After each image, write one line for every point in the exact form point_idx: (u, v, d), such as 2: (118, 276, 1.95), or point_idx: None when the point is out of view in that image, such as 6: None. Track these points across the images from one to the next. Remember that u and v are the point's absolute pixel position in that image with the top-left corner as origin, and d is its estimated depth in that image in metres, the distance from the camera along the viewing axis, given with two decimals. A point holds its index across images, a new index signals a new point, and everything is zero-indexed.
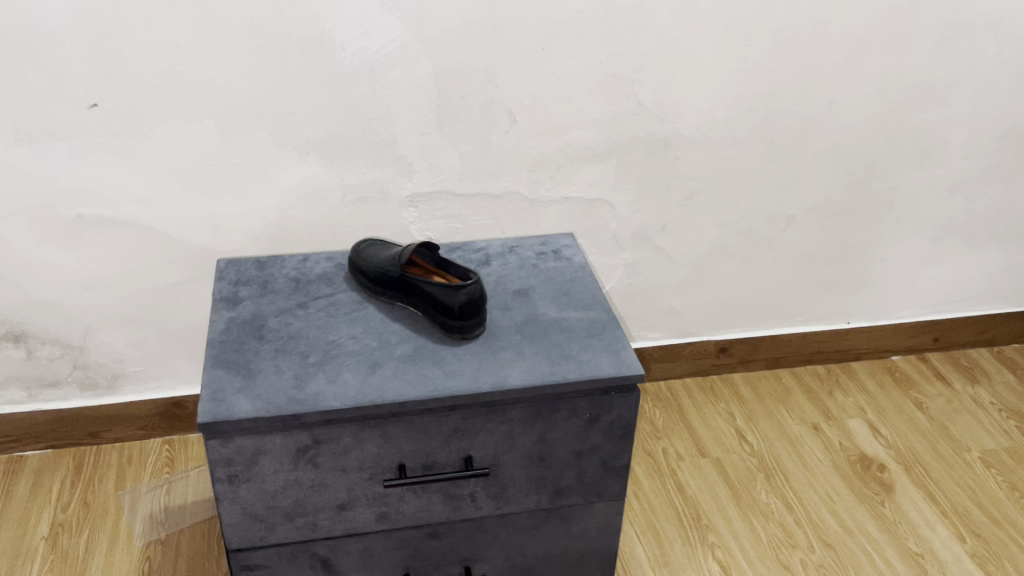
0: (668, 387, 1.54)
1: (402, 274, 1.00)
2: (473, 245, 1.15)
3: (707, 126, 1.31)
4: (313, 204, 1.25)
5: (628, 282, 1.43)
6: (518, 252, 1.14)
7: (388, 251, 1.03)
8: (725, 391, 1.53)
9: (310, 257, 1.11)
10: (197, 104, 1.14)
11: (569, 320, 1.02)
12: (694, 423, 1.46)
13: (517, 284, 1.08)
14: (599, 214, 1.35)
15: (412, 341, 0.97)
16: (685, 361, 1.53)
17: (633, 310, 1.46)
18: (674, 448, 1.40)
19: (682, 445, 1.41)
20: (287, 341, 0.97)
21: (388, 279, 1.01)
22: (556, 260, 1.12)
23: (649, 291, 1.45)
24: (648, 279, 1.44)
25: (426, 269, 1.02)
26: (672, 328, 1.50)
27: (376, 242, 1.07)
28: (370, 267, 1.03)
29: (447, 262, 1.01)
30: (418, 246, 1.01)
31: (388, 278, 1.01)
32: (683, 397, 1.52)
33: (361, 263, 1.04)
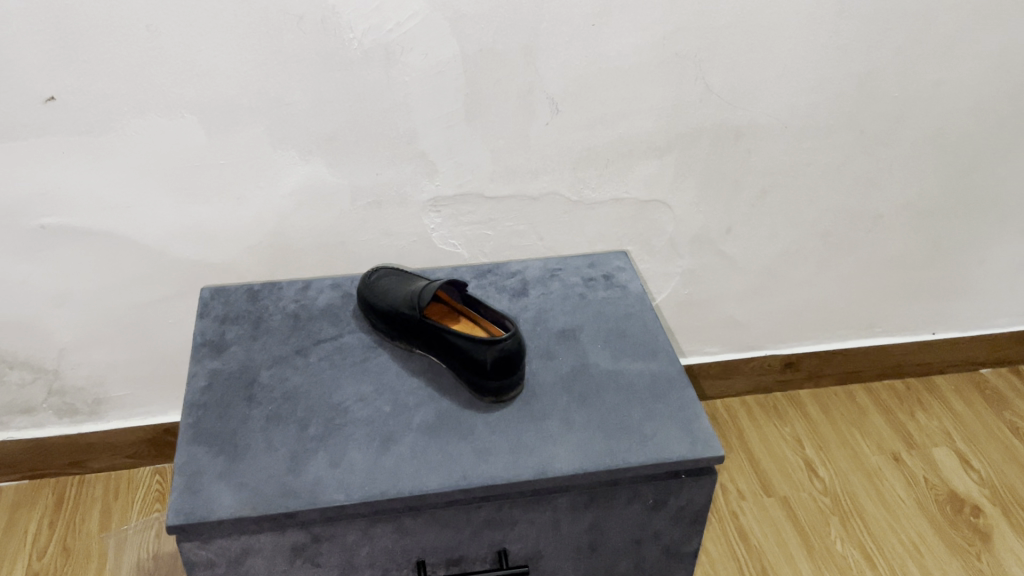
0: (725, 406, 1.36)
1: (422, 318, 0.81)
2: (508, 270, 0.95)
3: (787, 115, 1.09)
4: (318, 208, 1.06)
5: (685, 292, 1.23)
6: (561, 278, 0.94)
7: (405, 288, 0.85)
8: (791, 411, 1.35)
9: (312, 285, 0.93)
10: (176, 95, 0.94)
11: (626, 374, 0.83)
12: (755, 453, 1.28)
13: (562, 322, 0.88)
14: (654, 217, 1.15)
15: (433, 403, 0.79)
16: (746, 377, 1.34)
17: (689, 322, 1.27)
18: (734, 485, 1.23)
19: (743, 481, 1.23)
20: (281, 404, 0.79)
21: (406, 324, 0.83)
22: (608, 289, 0.93)
23: (708, 301, 1.25)
24: (708, 289, 1.24)
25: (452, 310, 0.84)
26: (734, 342, 1.31)
27: (392, 273, 0.88)
28: (383, 309, 0.84)
29: (477, 301, 0.83)
30: (439, 282, 0.82)
31: (406, 324, 0.83)
32: (743, 418, 1.33)
33: (372, 302, 0.86)
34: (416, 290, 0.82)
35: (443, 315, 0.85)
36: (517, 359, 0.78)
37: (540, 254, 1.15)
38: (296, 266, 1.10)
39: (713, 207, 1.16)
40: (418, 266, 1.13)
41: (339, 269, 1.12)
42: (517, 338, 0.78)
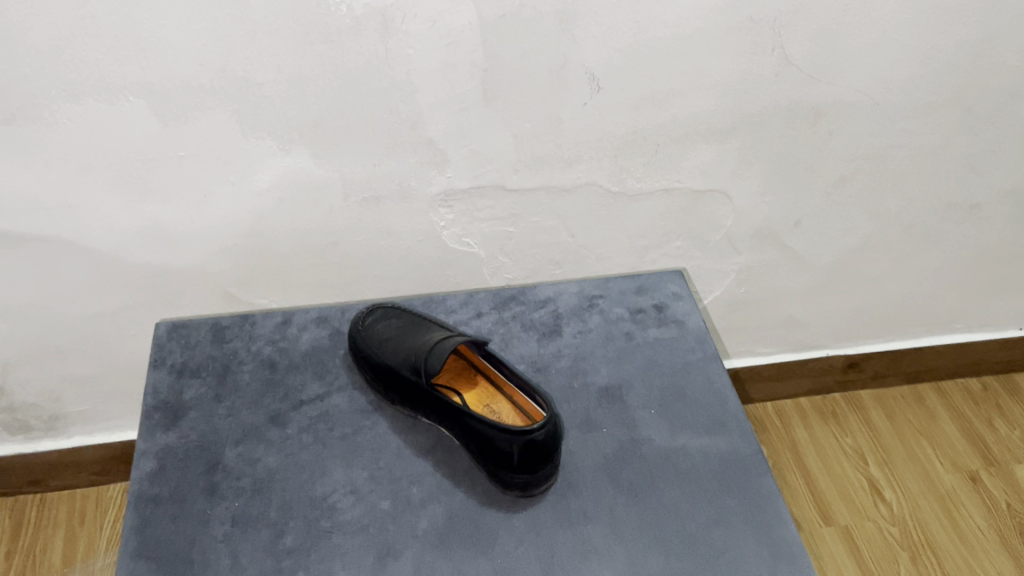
0: (776, 409, 1.19)
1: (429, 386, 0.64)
2: (535, 297, 0.77)
3: (882, 89, 0.87)
4: (303, 205, 0.86)
5: (739, 292, 1.05)
6: (602, 310, 0.76)
7: (409, 342, 0.67)
8: (851, 418, 1.18)
9: (293, 320, 0.75)
10: (116, 75, 0.73)
11: (687, 455, 0.65)
12: (811, 471, 1.11)
13: (605, 377, 0.71)
14: (709, 210, 0.95)
15: (444, 498, 0.62)
16: (801, 379, 1.17)
17: (741, 322, 1.09)
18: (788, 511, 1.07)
19: (799, 507, 1.07)
20: (251, 500, 0.62)
21: (410, 391, 0.65)
22: (660, 326, 0.75)
23: (766, 300, 1.07)
24: (767, 287, 1.05)
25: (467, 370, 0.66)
26: (791, 343, 1.13)
27: (392, 314, 0.70)
28: (382, 368, 0.67)
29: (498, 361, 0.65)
30: (453, 338, 0.64)
31: (410, 392, 0.65)
32: (797, 426, 1.17)
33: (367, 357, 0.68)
34: (424, 349, 0.64)
35: (457, 374, 0.67)
36: (550, 450, 0.60)
37: (571, 252, 0.97)
38: (278, 271, 0.92)
39: (781, 197, 0.96)
40: (425, 269, 0.95)
41: (331, 272, 0.93)
42: (551, 423, 0.60)
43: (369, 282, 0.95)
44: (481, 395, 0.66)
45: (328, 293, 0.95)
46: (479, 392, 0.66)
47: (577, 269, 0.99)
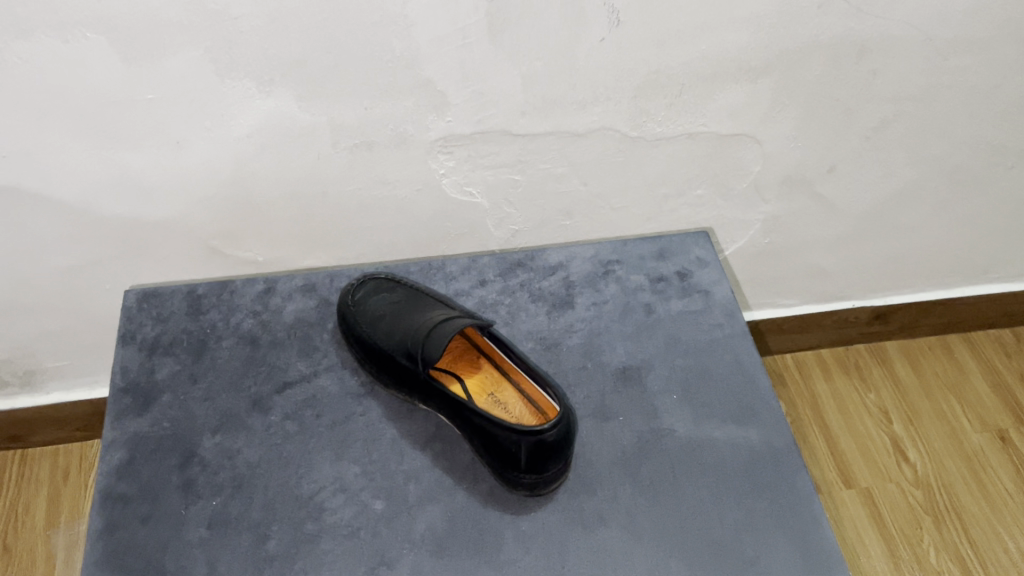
0: (796, 362, 1.13)
1: (428, 375, 0.57)
2: (545, 263, 0.69)
3: (938, 24, 0.77)
4: (288, 152, 0.78)
5: (763, 242, 0.97)
6: (619, 278, 0.68)
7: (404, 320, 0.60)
8: (875, 371, 1.11)
9: (276, 288, 0.67)
10: (68, 8, 0.64)
11: (713, 448, 0.59)
12: (831, 429, 1.05)
13: (623, 356, 0.64)
14: (736, 156, 0.87)
15: (443, 496, 0.56)
16: (824, 331, 1.10)
17: (764, 273, 1.01)
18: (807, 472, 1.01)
19: (818, 468, 1.01)
20: (231, 498, 0.56)
21: (406, 377, 0.58)
22: (683, 297, 0.67)
23: (792, 250, 0.99)
24: (794, 237, 0.97)
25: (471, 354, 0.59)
26: (816, 295, 1.06)
27: (385, 287, 0.63)
28: (375, 350, 0.60)
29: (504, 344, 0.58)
30: (454, 320, 0.57)
31: (406, 378, 0.58)
32: (818, 380, 1.10)
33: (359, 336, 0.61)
34: (421, 331, 0.57)
35: (459, 356, 0.60)
36: (562, 449, 0.54)
37: (584, 202, 0.88)
38: (263, 223, 0.84)
39: (816, 142, 0.87)
40: (423, 219, 0.87)
41: (320, 224, 0.85)
42: (564, 420, 0.54)
43: (362, 234, 0.87)
44: (485, 381, 0.59)
45: (318, 246, 0.87)
46: (483, 378, 0.59)
47: (589, 219, 0.91)
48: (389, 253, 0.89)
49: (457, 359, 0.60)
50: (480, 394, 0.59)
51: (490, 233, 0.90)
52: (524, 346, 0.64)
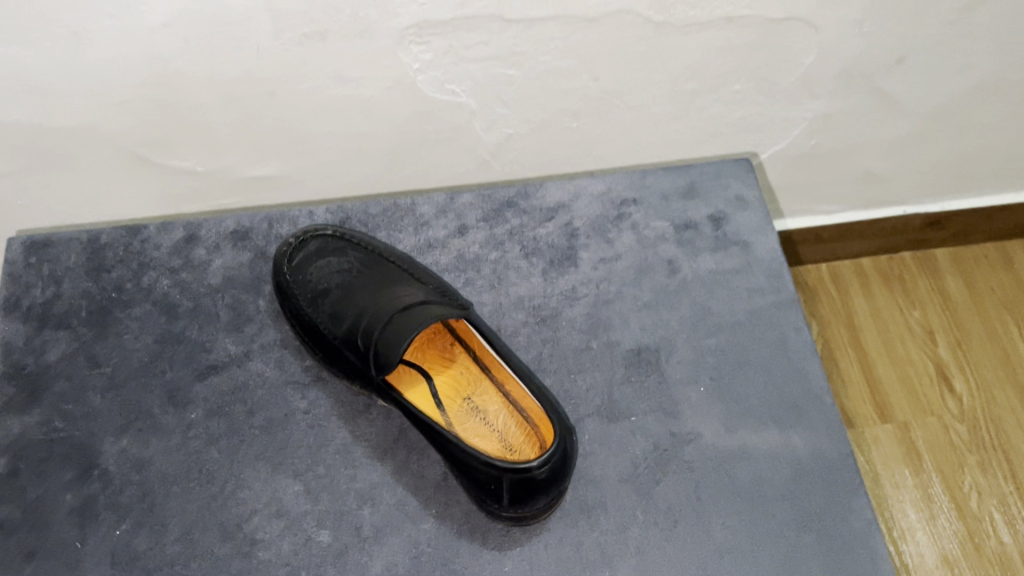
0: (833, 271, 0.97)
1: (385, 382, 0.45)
2: (541, 203, 0.55)
3: None
4: (214, 44, 0.54)
5: (807, 142, 0.79)
6: (635, 224, 0.54)
7: (361, 301, 0.47)
8: (923, 284, 0.95)
9: (200, 236, 0.53)
10: None
11: (746, 462, 0.47)
12: (866, 350, 0.91)
13: (637, 334, 0.50)
14: (796, 42, 0.66)
15: (406, 525, 0.45)
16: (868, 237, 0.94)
17: (802, 178, 0.84)
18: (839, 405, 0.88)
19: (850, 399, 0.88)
20: (139, 527, 0.45)
21: (360, 377, 0.46)
22: (715, 252, 0.53)
23: (840, 152, 0.81)
24: (841, 137, 0.80)
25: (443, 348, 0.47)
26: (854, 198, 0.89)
27: (334, 255, 0.50)
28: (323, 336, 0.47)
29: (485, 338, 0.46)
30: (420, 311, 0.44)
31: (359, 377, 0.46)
32: (856, 293, 0.95)
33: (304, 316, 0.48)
34: (379, 320, 0.45)
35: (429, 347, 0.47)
36: (555, 484, 0.42)
37: (598, 105, 0.68)
38: (193, 129, 0.62)
39: (889, 27, 0.66)
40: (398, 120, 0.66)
41: (261, 137, 0.64)
42: (558, 449, 0.41)
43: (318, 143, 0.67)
44: (461, 380, 0.47)
45: (267, 157, 0.67)
46: (459, 374, 0.48)
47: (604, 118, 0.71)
48: (357, 165, 0.69)
49: (427, 348, 0.48)
50: (454, 395, 0.47)
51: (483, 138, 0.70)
52: (514, 318, 0.51)
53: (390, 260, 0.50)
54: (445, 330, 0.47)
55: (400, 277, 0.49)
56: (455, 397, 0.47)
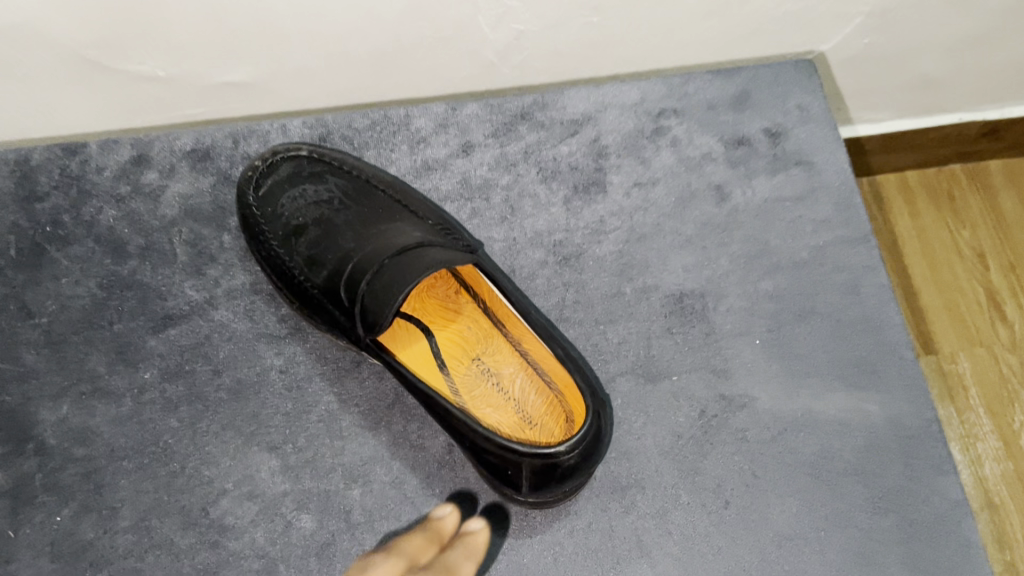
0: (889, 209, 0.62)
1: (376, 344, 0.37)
2: (562, 114, 0.45)
3: None
4: None
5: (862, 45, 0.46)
6: (675, 140, 0.45)
7: (347, 244, 0.39)
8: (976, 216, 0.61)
9: (151, 157, 0.43)
10: None
11: (812, 431, 0.39)
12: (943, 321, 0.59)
13: (678, 276, 0.42)
14: None
15: (405, 507, 0.38)
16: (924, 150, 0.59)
17: (860, 81, 0.51)
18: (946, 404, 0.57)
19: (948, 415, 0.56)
20: (85, 513, 0.37)
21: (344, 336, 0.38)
22: (771, 176, 0.44)
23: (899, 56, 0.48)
24: (984, 62, 0.50)
25: (447, 296, 0.40)
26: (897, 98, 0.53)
27: (314, 184, 0.41)
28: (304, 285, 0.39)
29: (498, 283, 0.37)
30: (417, 258, 0.36)
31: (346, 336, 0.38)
32: (905, 223, 0.61)
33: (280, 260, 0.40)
34: (369, 269, 0.37)
35: (430, 296, 0.40)
36: (587, 469, 0.34)
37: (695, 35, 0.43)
38: (49, 56, 0.37)
39: None
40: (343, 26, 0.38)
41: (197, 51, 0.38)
42: (590, 429, 0.34)
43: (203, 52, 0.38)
44: (469, 336, 0.40)
45: (162, 100, 0.42)
46: (467, 330, 0.40)
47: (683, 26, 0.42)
48: (320, 92, 0.43)
49: (428, 299, 0.40)
50: (461, 355, 0.40)
51: (492, 64, 0.43)
52: (530, 257, 0.43)
53: (381, 192, 0.42)
54: (449, 277, 0.39)
55: (393, 213, 0.41)
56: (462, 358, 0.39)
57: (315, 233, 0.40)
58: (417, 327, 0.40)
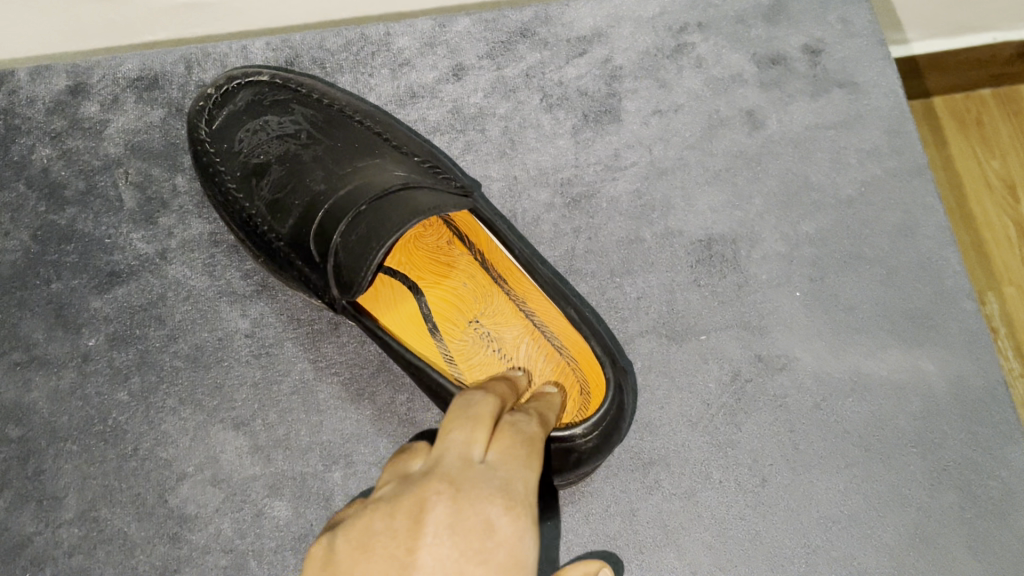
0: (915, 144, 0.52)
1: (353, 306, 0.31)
2: (568, 30, 0.39)
3: None
4: None
5: None
6: (700, 59, 0.39)
7: (315, 184, 0.33)
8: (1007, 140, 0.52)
9: (90, 88, 0.37)
10: None
11: (860, 396, 0.34)
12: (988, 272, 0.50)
13: (706, 218, 0.36)
14: None
15: None
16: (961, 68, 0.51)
17: None
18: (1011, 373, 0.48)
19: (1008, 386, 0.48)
20: (22, 502, 0.33)
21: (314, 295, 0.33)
22: (812, 99, 0.38)
23: None
24: None
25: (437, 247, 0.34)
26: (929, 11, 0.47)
27: (277, 114, 0.35)
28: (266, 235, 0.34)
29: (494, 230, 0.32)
30: (402, 201, 0.31)
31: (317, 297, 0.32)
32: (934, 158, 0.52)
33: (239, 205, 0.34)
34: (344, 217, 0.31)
35: (418, 247, 0.34)
36: (607, 452, 0.29)
37: None
38: None
39: None
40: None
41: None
42: (611, 408, 0.29)
43: None
44: (464, 293, 0.34)
45: (116, 23, 0.37)
46: (462, 287, 0.34)
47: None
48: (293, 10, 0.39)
49: (415, 250, 0.34)
50: (456, 316, 0.34)
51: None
52: (535, 199, 0.37)
53: (356, 122, 0.35)
54: (439, 225, 0.34)
55: (371, 147, 0.35)
56: (457, 319, 0.34)
57: (278, 173, 0.34)
58: (403, 284, 0.34)
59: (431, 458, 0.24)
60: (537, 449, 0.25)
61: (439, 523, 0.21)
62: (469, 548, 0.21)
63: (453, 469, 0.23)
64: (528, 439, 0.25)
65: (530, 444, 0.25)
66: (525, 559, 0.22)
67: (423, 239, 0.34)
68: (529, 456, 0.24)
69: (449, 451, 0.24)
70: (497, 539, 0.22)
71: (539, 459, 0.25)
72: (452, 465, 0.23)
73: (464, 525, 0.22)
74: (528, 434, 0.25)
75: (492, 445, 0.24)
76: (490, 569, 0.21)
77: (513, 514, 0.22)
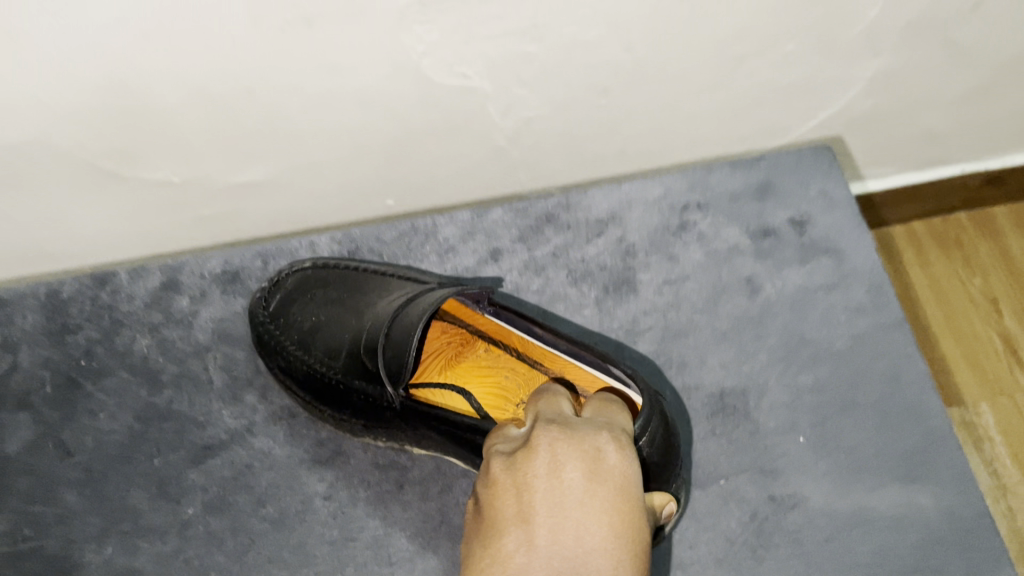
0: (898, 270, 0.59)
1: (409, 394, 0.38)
2: (588, 215, 0.45)
3: None
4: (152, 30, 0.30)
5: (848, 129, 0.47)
6: (702, 235, 0.45)
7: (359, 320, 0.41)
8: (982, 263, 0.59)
9: (181, 283, 0.44)
10: None
11: (868, 530, 0.38)
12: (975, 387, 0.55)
13: (718, 373, 0.42)
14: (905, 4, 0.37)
15: None
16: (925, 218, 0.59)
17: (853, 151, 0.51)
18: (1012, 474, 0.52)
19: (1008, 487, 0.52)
20: None
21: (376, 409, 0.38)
22: (801, 264, 0.44)
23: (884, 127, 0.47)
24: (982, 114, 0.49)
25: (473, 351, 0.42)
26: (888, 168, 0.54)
27: (322, 283, 0.43)
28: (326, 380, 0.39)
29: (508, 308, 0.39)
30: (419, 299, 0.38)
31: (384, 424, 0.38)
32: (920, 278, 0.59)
33: (301, 362, 0.40)
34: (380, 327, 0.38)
35: (456, 353, 0.42)
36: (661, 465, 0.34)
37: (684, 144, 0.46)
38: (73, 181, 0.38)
39: None
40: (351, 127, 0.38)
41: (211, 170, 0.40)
42: (657, 422, 0.34)
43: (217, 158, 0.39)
44: (508, 385, 0.41)
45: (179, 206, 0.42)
46: (505, 379, 0.41)
47: (704, 102, 0.42)
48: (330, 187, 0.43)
49: (458, 364, 0.42)
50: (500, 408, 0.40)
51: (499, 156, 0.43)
52: None
53: (391, 277, 0.43)
54: (473, 337, 0.42)
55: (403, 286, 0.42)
56: (504, 406, 0.40)
57: (329, 330, 0.41)
58: (453, 390, 0.41)
59: (533, 418, 0.32)
60: (619, 410, 0.33)
61: (557, 443, 0.30)
62: (583, 452, 0.29)
63: (555, 416, 0.32)
64: (609, 405, 0.34)
65: (612, 407, 0.33)
66: (630, 464, 0.30)
67: (457, 356, 0.42)
68: (611, 409, 0.33)
69: (547, 412, 0.33)
70: (608, 455, 0.30)
71: (624, 415, 0.33)
72: (551, 415, 0.32)
73: (579, 445, 0.30)
74: (606, 400, 0.34)
75: (583, 410, 0.33)
76: (609, 475, 0.29)
77: (616, 440, 0.31)
